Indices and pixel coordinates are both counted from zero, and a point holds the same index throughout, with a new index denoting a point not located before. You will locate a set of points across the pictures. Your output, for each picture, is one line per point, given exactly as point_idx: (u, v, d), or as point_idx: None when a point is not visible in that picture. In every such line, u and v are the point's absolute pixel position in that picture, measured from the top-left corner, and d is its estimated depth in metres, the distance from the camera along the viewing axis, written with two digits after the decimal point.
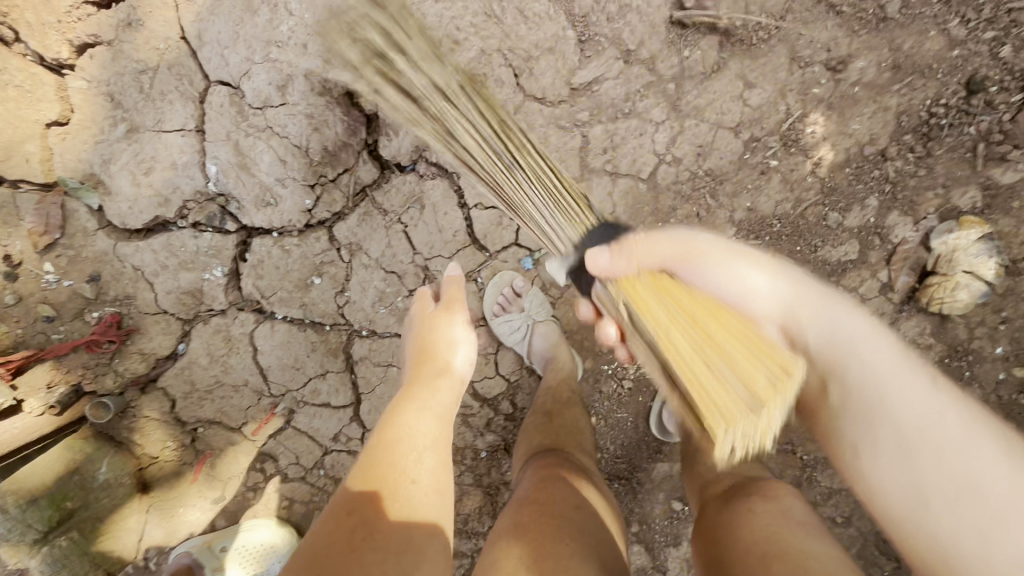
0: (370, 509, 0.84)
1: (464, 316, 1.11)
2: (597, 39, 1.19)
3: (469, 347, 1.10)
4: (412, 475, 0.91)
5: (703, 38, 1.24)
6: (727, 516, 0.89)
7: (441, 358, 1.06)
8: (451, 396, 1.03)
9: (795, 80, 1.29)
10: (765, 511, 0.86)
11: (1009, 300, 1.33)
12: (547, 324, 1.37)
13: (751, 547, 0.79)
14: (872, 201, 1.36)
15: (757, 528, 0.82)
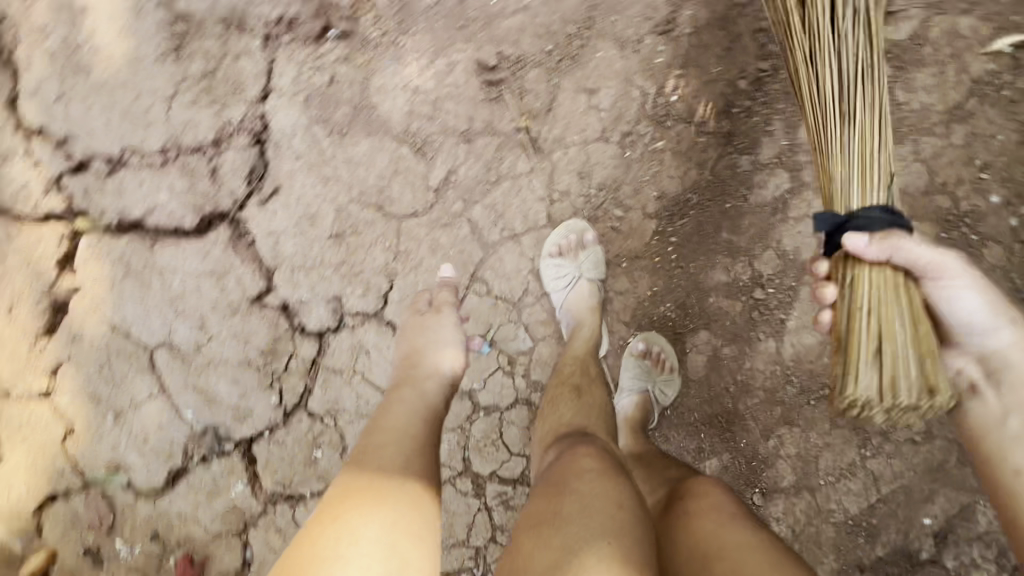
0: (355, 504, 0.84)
1: (453, 318, 1.21)
2: (430, 138, 1.21)
3: (455, 350, 1.17)
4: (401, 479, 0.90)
5: (527, 76, 1.22)
6: (678, 517, 0.97)
7: (427, 360, 1.14)
8: (434, 391, 1.10)
9: (634, 62, 1.24)
10: (710, 510, 0.95)
11: (975, 145, 1.21)
12: (592, 284, 1.33)
13: (706, 549, 0.88)
14: (776, 124, 1.27)
15: (707, 527, 0.91)
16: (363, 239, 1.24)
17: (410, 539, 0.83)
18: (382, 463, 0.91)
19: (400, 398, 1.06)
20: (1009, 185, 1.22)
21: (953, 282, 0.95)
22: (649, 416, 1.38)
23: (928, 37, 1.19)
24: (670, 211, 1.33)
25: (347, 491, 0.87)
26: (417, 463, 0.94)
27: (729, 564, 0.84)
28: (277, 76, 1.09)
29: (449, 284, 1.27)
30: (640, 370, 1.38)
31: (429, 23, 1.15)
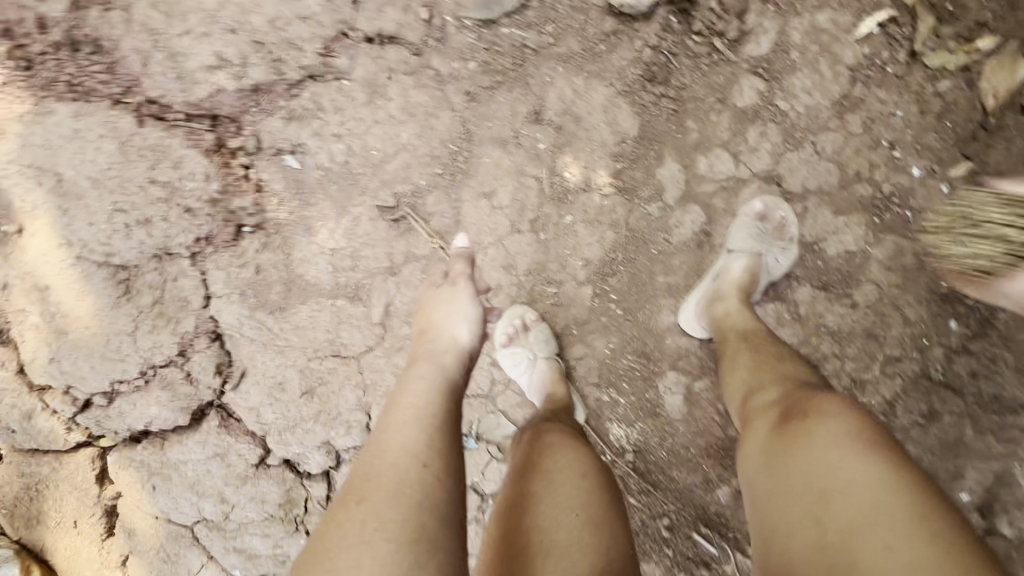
0: (382, 485, 0.78)
1: (469, 294, 1.15)
2: (361, 283, 1.32)
3: (469, 319, 1.11)
4: (424, 458, 0.82)
5: (427, 202, 1.31)
6: (780, 441, 0.86)
7: (444, 334, 1.08)
8: (454, 364, 1.03)
9: (520, 155, 1.31)
10: (831, 436, 0.80)
11: (878, 127, 1.17)
12: (548, 361, 1.35)
13: (814, 483, 0.77)
14: (673, 165, 1.28)
15: (819, 457, 0.78)
16: (332, 385, 1.36)
17: (438, 524, 0.76)
18: (406, 442, 0.84)
19: (417, 372, 1.00)
20: (926, 154, 1.17)
21: None
22: (756, 284, 1.23)
23: (791, 42, 1.17)
24: (601, 272, 1.37)
25: (369, 475, 0.82)
26: (444, 442, 0.86)
27: (845, 504, 0.72)
28: (213, 283, 1.24)
29: (464, 254, 1.24)
30: (754, 233, 1.22)
31: (324, 190, 1.25)
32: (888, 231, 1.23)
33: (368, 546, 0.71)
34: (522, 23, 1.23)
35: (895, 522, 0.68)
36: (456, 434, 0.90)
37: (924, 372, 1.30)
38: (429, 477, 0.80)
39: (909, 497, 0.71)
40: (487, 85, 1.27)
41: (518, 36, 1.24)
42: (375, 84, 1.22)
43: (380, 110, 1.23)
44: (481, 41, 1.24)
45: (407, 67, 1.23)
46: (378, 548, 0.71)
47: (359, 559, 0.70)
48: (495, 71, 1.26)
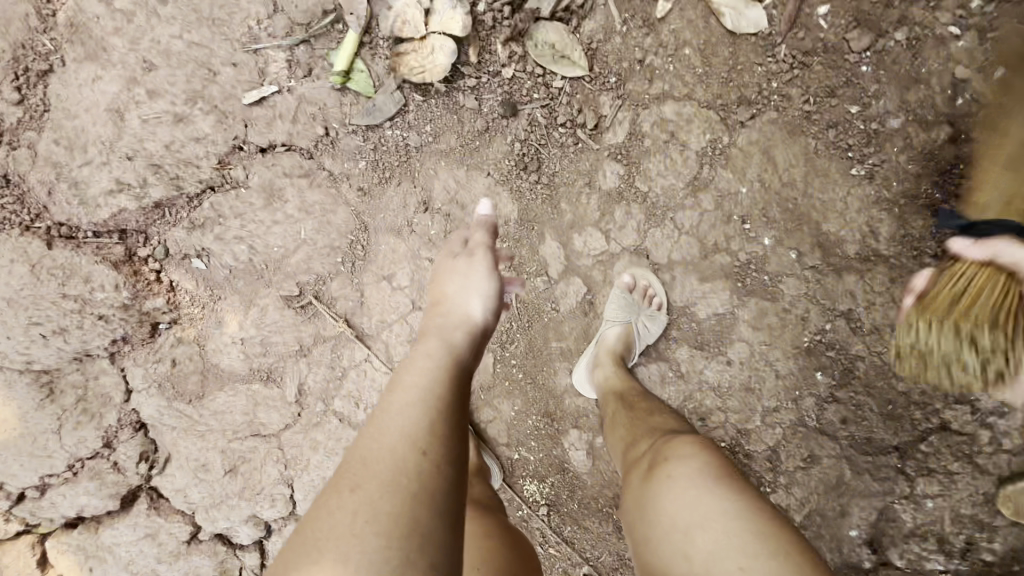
0: (369, 479, 0.73)
1: (486, 263, 1.08)
2: (275, 366, 1.42)
3: (484, 293, 1.05)
4: (423, 448, 0.77)
5: (331, 288, 1.42)
6: (646, 488, 0.93)
7: (456, 308, 1.03)
8: (463, 342, 0.98)
9: (415, 240, 1.42)
10: (688, 477, 0.88)
11: (728, 203, 1.28)
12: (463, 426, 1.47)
13: (677, 523, 0.84)
14: (553, 243, 1.39)
15: (676, 501, 0.86)
16: (253, 463, 1.45)
17: (431, 517, 0.70)
18: (403, 427, 0.78)
19: (428, 351, 0.94)
20: (774, 225, 1.27)
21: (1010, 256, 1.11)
22: (631, 346, 1.35)
23: (643, 131, 1.29)
24: (499, 339, 1.48)
25: (366, 460, 0.76)
26: (445, 425, 0.81)
27: (704, 538, 0.80)
28: (132, 379, 1.35)
29: (486, 224, 1.16)
30: (626, 301, 1.34)
31: (231, 285, 1.36)
32: (751, 294, 1.32)
33: (360, 540, 0.66)
34: (404, 125, 1.35)
35: (747, 548, 0.76)
36: (461, 419, 0.85)
37: (802, 420, 1.37)
38: (425, 466, 0.75)
39: (756, 522, 0.79)
40: (377, 180, 1.38)
41: (401, 135, 1.36)
42: (271, 189, 1.33)
43: (278, 211, 1.34)
44: (368, 142, 1.36)
45: (300, 171, 1.34)
46: (368, 545, 0.66)
47: (348, 555, 0.65)
48: (384, 168, 1.38)
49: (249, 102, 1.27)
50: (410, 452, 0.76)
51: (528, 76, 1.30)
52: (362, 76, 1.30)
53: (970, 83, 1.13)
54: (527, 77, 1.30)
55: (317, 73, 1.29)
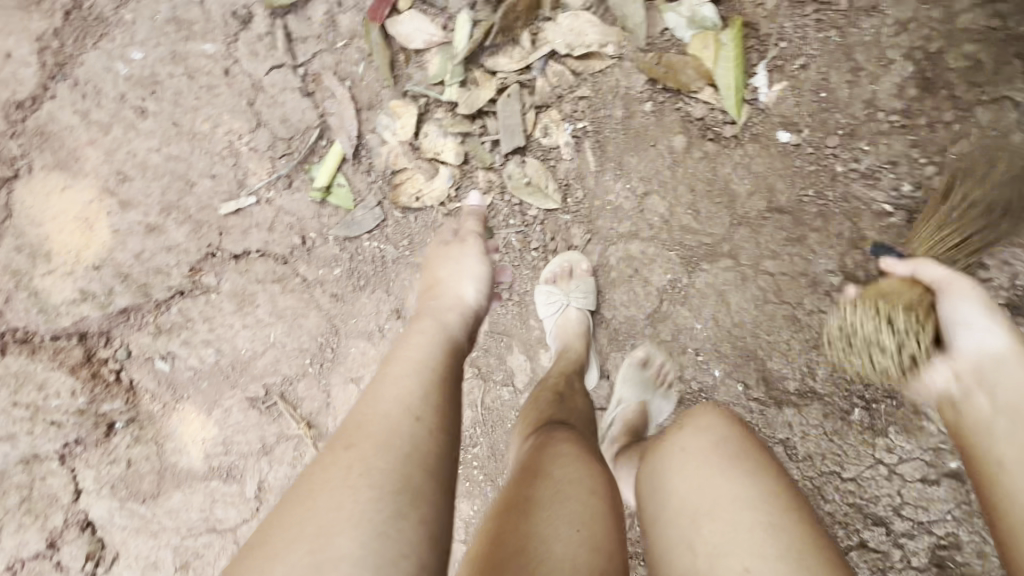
0: (364, 441, 0.73)
1: (475, 249, 1.17)
2: (233, 466, 1.39)
3: (476, 279, 1.12)
4: (413, 414, 0.78)
5: (298, 387, 1.39)
6: (657, 464, 0.82)
7: (450, 292, 1.08)
8: (457, 323, 1.02)
9: (385, 343, 1.38)
10: (699, 452, 0.77)
11: (685, 336, 1.35)
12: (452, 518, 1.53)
13: (684, 506, 0.72)
14: (520, 356, 1.44)
15: (687, 477, 0.75)
16: (207, 557, 1.38)
17: (424, 472, 0.72)
18: (399, 392, 0.80)
19: (422, 328, 0.97)
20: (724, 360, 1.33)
21: (960, 302, 1.01)
22: (647, 423, 1.27)
23: (610, 263, 1.37)
24: (464, 445, 1.50)
25: (361, 423, 0.77)
26: (439, 402, 0.82)
27: (710, 528, 0.68)
28: (82, 480, 1.34)
29: (478, 212, 1.27)
30: (639, 380, 1.33)
31: (195, 386, 1.35)
32: None
33: (353, 492, 0.67)
34: (381, 236, 1.35)
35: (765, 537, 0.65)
36: (457, 393, 0.87)
37: None
38: (421, 430, 0.76)
39: (774, 511, 0.68)
40: (352, 287, 1.37)
41: (378, 247, 1.35)
42: (243, 294, 1.33)
43: (249, 315, 1.34)
44: (344, 251, 1.35)
45: (273, 276, 1.33)
46: (360, 494, 0.66)
47: (341, 503, 0.66)
48: (357, 274, 1.36)
49: (225, 212, 1.28)
50: (401, 418, 0.76)
51: (504, 206, 1.35)
52: (343, 191, 1.32)
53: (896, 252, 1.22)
54: (503, 206, 1.35)
55: (297, 186, 1.30)
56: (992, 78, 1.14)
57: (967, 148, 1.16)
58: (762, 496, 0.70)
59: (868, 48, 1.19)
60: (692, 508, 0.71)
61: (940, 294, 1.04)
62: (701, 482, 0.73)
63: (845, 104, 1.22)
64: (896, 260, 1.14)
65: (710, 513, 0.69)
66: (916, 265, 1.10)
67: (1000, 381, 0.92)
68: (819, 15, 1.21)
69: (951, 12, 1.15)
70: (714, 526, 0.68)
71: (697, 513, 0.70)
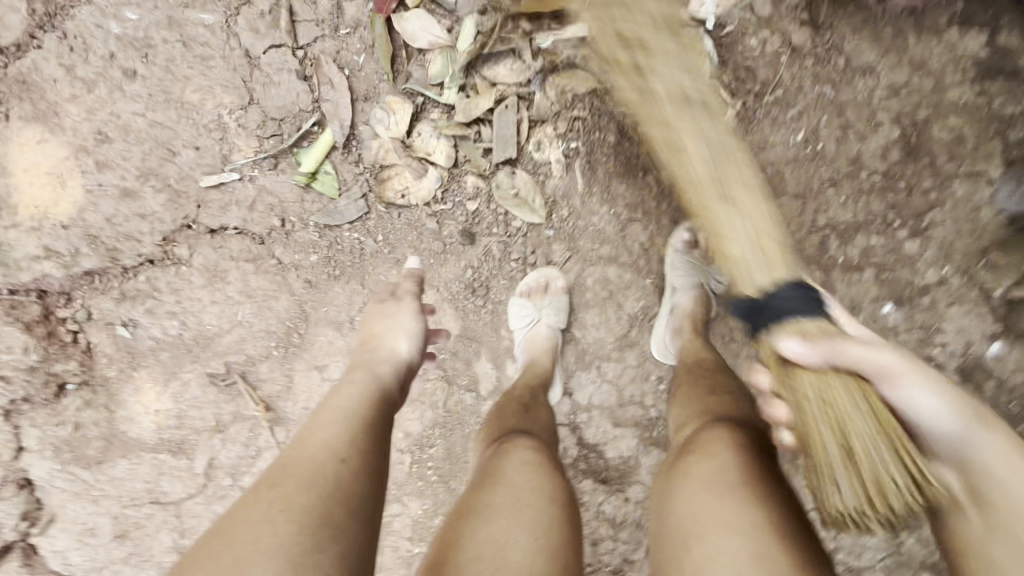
0: (293, 478, 0.74)
1: (412, 308, 1.16)
2: (184, 440, 1.38)
3: (412, 332, 1.12)
4: (340, 455, 0.79)
5: (262, 367, 1.38)
6: (664, 485, 0.86)
7: (385, 344, 1.08)
8: (390, 374, 1.02)
9: (354, 336, 1.38)
10: (709, 477, 0.81)
11: (650, 363, 1.38)
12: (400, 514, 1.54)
13: (684, 528, 0.76)
14: (486, 364, 1.45)
15: (692, 500, 0.78)
16: (147, 529, 1.40)
17: (346, 515, 0.72)
18: (326, 439, 0.81)
19: (355, 380, 0.98)
20: None
21: (914, 396, 0.89)
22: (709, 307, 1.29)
23: (588, 283, 1.38)
24: (421, 444, 1.50)
25: (291, 462, 0.78)
26: (365, 443, 0.83)
27: (706, 548, 0.72)
28: (27, 438, 1.32)
29: (415, 274, 1.26)
30: (687, 271, 1.28)
31: (155, 356, 1.33)
32: (653, 444, 1.40)
33: (273, 529, 0.67)
34: (362, 229, 1.35)
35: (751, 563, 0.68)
36: (383, 445, 0.87)
37: None
38: (345, 472, 0.77)
39: (767, 539, 0.71)
40: (326, 275, 1.36)
41: (358, 238, 1.35)
42: (214, 270, 1.31)
43: (218, 292, 1.33)
44: (324, 239, 1.34)
45: (247, 255, 1.32)
46: (280, 530, 0.67)
47: (261, 536, 0.67)
48: (332, 264, 1.36)
49: (207, 185, 1.26)
50: (327, 458, 0.78)
51: (490, 214, 1.35)
52: (328, 179, 1.30)
53: (862, 306, 1.26)
54: (488, 214, 1.35)
55: (282, 168, 1.29)
56: (972, 153, 1.18)
57: (941, 217, 1.21)
58: (756, 522, 0.72)
59: (859, 106, 1.22)
60: (689, 527, 0.76)
61: (884, 383, 0.91)
62: (704, 500, 0.78)
63: (830, 159, 1.24)
64: (798, 346, 0.95)
65: (707, 532, 0.73)
66: (833, 353, 0.93)
67: (990, 482, 0.79)
68: (818, 67, 1.22)
69: (941, 84, 1.18)
70: (708, 545, 0.72)
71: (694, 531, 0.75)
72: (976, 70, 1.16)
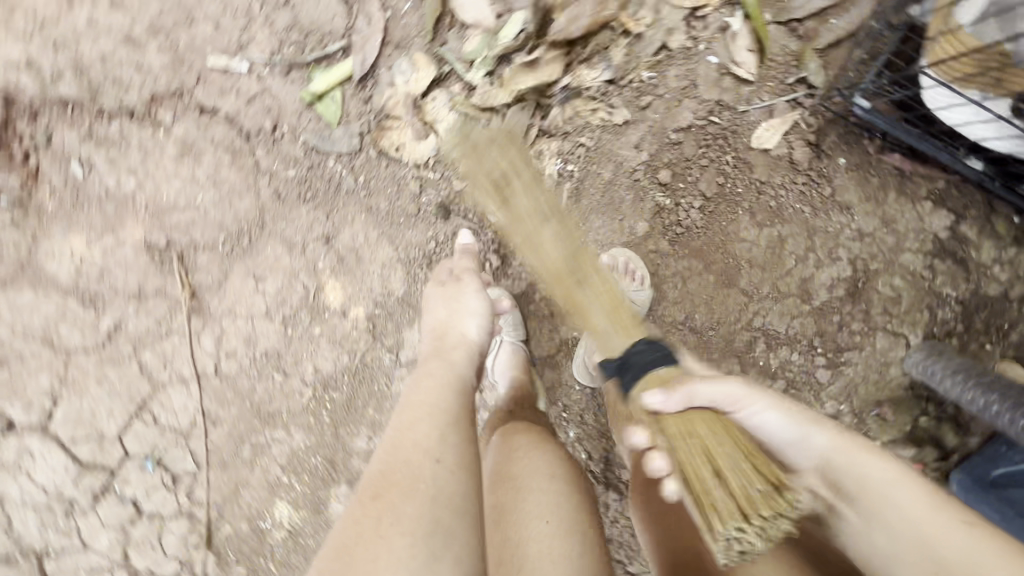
0: (394, 488, 0.82)
1: (475, 287, 1.23)
2: (98, 294, 1.40)
3: (480, 316, 1.18)
4: (434, 455, 0.87)
5: (201, 257, 1.42)
6: None
7: (455, 328, 1.16)
8: (463, 362, 1.10)
9: (300, 262, 1.45)
10: None
11: (561, 390, 1.45)
12: (280, 441, 1.55)
13: None
14: (414, 333, 1.49)
15: None
16: (28, 365, 1.44)
17: (453, 515, 0.81)
18: (415, 438, 0.89)
19: (428, 373, 1.05)
20: (582, 426, 1.44)
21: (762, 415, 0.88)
22: (626, 324, 1.35)
23: (536, 297, 1.44)
24: (325, 384, 1.53)
25: (388, 469, 0.86)
26: (456, 442, 0.91)
27: None
28: None
29: (469, 250, 1.34)
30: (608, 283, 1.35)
31: (97, 206, 1.34)
32: None
33: (387, 540, 0.76)
34: (347, 164, 1.38)
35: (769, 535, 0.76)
36: (471, 433, 0.96)
37: None
38: (441, 471, 0.85)
39: None
40: (296, 195, 1.40)
41: (340, 171, 1.39)
42: (189, 146, 1.33)
43: (186, 169, 1.34)
44: (308, 159, 1.37)
45: (228, 145, 1.34)
46: (396, 541, 0.76)
47: (376, 554, 0.75)
48: (307, 188, 1.40)
49: (213, 66, 1.29)
50: (423, 463, 0.86)
51: (465, 198, 1.39)
52: (332, 106, 1.34)
53: None
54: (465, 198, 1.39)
55: (293, 78, 1.31)
56: (902, 315, 1.29)
57: (856, 359, 1.32)
58: None
59: (828, 235, 1.30)
60: None
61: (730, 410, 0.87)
62: None
63: (784, 273, 1.33)
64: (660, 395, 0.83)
65: None
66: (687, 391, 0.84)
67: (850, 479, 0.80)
68: (804, 187, 1.30)
69: (900, 245, 1.28)
70: None
71: None
72: (932, 246, 1.27)
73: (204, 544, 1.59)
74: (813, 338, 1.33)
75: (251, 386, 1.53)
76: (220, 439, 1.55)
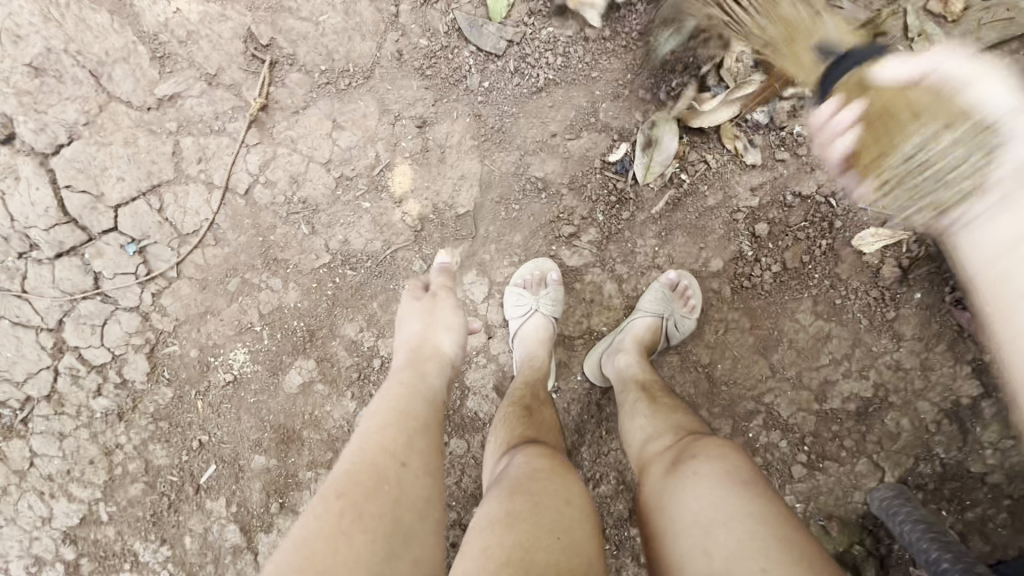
0: (359, 487, 0.83)
1: (452, 301, 1.22)
2: (173, 58, 1.34)
3: (455, 333, 1.17)
4: (399, 458, 0.88)
5: (288, 75, 1.36)
6: (664, 484, 0.89)
7: (427, 342, 1.14)
8: (437, 368, 1.10)
9: (384, 130, 1.38)
10: (707, 472, 0.85)
11: (563, 372, 1.45)
12: (272, 290, 1.46)
13: (698, 518, 0.80)
14: (455, 255, 1.43)
15: (697, 496, 0.82)
16: (62, 88, 1.33)
17: (413, 518, 0.84)
18: (381, 440, 0.89)
19: (403, 379, 1.04)
20: (567, 413, 1.44)
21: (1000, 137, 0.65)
22: (657, 342, 1.35)
23: (585, 278, 1.42)
24: (344, 258, 1.45)
25: (355, 471, 0.85)
26: (421, 443, 0.92)
27: (726, 536, 0.76)
28: None
29: (445, 270, 1.29)
30: (658, 295, 1.35)
31: None
32: None
33: (348, 541, 0.77)
34: (479, 64, 1.35)
35: (767, 547, 0.73)
36: (438, 440, 0.97)
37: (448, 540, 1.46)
38: (407, 473, 0.87)
39: (781, 532, 0.76)
40: (417, 66, 1.36)
41: (469, 66, 1.35)
42: None
43: None
44: (447, 36, 1.34)
45: None
46: (358, 541, 0.78)
47: (338, 553, 0.76)
48: (428, 65, 1.35)
49: None
50: (390, 462, 0.87)
51: None
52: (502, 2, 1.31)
53: None
54: None
55: None
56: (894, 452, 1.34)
57: (832, 470, 1.36)
58: (748, 512, 0.78)
59: (869, 353, 1.35)
60: (691, 518, 0.81)
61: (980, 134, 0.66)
62: (694, 496, 0.83)
63: (813, 366, 1.36)
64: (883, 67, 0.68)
65: (723, 526, 0.77)
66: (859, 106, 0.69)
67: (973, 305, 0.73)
68: (872, 302, 1.34)
69: (925, 391, 1.33)
70: (722, 547, 0.75)
71: (700, 525, 0.79)
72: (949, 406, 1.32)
73: (145, 351, 1.47)
74: (810, 435, 1.37)
75: (272, 224, 1.43)
76: (213, 260, 1.45)
